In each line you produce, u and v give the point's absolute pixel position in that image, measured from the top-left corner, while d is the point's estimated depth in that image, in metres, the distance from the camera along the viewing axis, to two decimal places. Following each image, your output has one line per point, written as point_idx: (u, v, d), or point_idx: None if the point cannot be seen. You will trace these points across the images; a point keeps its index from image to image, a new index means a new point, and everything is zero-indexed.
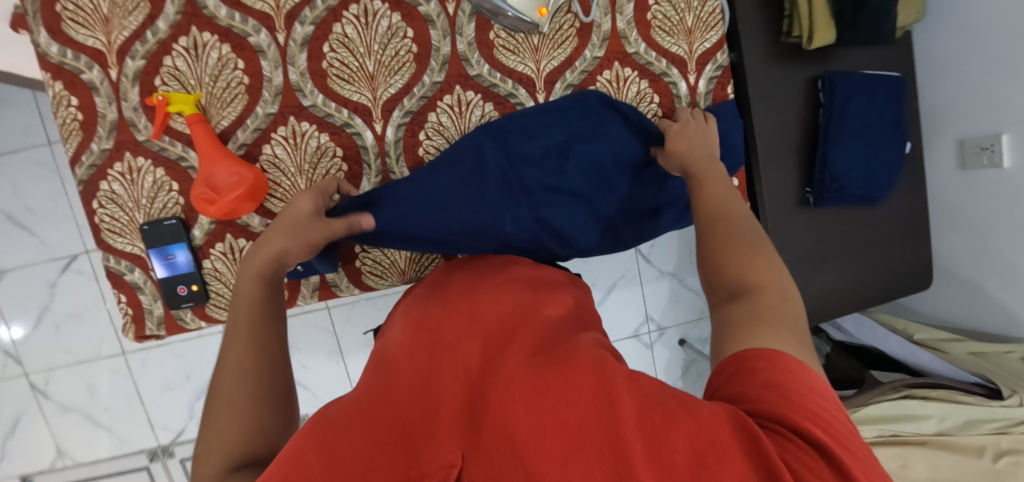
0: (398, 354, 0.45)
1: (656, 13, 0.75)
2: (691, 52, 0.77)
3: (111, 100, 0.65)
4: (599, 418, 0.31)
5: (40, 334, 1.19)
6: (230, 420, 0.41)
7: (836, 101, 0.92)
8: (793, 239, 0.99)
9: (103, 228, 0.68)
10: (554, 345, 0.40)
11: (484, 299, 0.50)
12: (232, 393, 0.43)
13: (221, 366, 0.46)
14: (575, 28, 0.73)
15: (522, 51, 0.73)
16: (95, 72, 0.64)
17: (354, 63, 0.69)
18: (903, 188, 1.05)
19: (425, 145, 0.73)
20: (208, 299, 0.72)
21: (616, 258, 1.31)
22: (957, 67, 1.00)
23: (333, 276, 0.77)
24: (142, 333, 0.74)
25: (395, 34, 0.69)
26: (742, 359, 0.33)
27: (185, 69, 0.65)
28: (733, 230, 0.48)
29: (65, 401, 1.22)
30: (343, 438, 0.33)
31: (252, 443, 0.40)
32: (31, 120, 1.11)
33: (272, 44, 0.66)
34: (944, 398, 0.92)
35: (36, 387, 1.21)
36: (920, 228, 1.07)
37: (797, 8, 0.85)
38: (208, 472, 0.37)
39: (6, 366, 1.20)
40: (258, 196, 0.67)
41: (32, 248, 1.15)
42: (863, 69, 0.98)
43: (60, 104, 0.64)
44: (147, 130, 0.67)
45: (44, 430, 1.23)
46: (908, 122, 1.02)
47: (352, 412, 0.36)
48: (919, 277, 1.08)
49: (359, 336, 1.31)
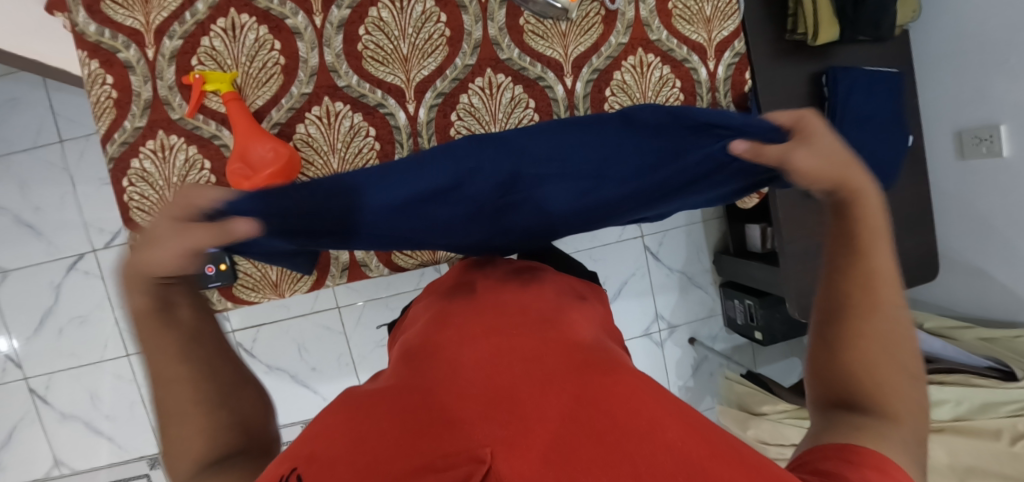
0: (414, 339, 0.37)
1: (676, 4, 0.76)
2: (710, 40, 0.78)
3: (147, 78, 0.65)
4: (639, 435, 0.24)
5: (41, 339, 1.16)
6: (199, 428, 0.32)
7: (840, 99, 0.91)
8: (806, 229, 0.97)
9: (133, 206, 0.65)
10: (590, 348, 0.33)
11: (507, 288, 0.42)
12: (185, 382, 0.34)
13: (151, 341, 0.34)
14: (602, 16, 0.74)
15: (551, 36, 0.74)
16: (132, 51, 0.64)
17: (389, 45, 0.69)
18: (909, 179, 1.05)
19: (456, 126, 0.73)
20: (236, 279, 0.75)
21: (628, 255, 1.31)
22: (953, 60, 1.01)
23: (363, 256, 0.80)
24: None
25: (429, 19, 0.70)
26: (829, 447, 0.30)
27: (222, 49, 0.65)
28: (891, 339, 0.36)
29: (65, 407, 1.19)
30: (364, 421, 0.26)
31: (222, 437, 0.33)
32: (42, 119, 1.10)
33: (308, 26, 0.67)
34: (959, 382, 0.95)
35: (36, 393, 1.18)
36: (925, 217, 1.07)
37: (800, 7, 0.87)
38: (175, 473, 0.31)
39: (6, 370, 1.17)
40: (290, 174, 0.65)
41: (38, 249, 1.13)
42: (864, 64, 0.99)
43: (94, 82, 0.63)
44: (181, 108, 0.66)
45: (42, 439, 1.20)
46: (910, 115, 1.03)
47: (367, 394, 0.30)
48: (928, 265, 1.09)
49: (369, 338, 1.30)
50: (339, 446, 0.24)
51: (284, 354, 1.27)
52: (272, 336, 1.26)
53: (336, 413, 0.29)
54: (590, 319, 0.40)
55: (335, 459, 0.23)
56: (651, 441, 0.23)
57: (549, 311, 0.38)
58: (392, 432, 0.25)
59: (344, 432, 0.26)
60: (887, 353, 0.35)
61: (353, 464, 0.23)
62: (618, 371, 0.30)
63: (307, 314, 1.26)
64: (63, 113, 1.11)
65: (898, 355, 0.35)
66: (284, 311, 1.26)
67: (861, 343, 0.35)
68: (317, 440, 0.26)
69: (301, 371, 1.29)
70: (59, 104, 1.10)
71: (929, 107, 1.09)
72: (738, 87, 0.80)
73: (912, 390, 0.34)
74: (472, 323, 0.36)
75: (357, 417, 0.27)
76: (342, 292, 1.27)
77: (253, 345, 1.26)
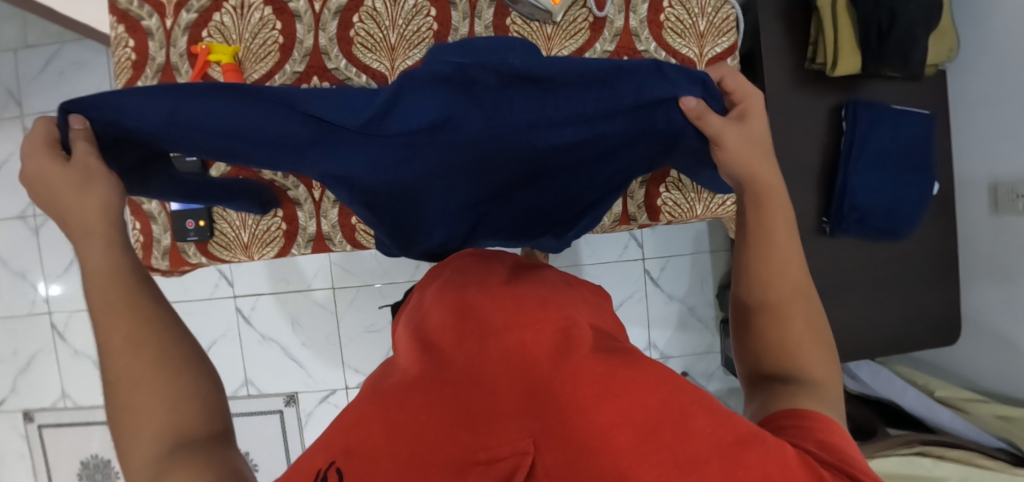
0: (436, 325, 0.39)
1: (670, 16, 0.80)
2: (701, 54, 0.81)
3: (162, 45, 0.77)
4: (669, 423, 0.26)
5: (70, 277, 1.34)
6: (158, 416, 0.32)
7: (859, 132, 0.90)
8: (814, 266, 0.98)
9: None
10: (613, 344, 0.34)
11: (525, 281, 0.44)
12: (136, 371, 0.34)
13: (100, 322, 0.35)
14: (590, 22, 0.79)
15: (536, 38, 0.80)
16: (153, 20, 0.77)
17: (379, 34, 0.78)
18: (930, 227, 1.01)
19: None
20: (210, 237, 0.81)
21: (626, 276, 1.32)
22: (991, 103, 0.98)
23: (328, 230, 0.83)
24: (148, 261, 0.84)
25: (419, 12, 0.78)
26: (780, 416, 0.34)
27: (230, 25, 0.77)
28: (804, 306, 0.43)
29: (77, 345, 1.35)
30: (405, 410, 0.29)
31: (182, 429, 0.32)
32: (103, 81, 1.28)
33: (308, 10, 0.77)
34: (962, 459, 0.92)
35: (56, 327, 1.36)
36: (948, 271, 1.02)
37: (822, 35, 0.85)
38: (143, 468, 0.31)
39: (36, 303, 1.35)
40: None
41: None
42: (892, 101, 0.94)
43: (119, 44, 0.77)
44: (187, 75, 0.78)
45: (54, 370, 1.37)
46: (940, 161, 1.00)
47: (398, 382, 0.32)
48: (947, 329, 1.04)
49: (359, 321, 1.31)
50: (379, 436, 0.27)
51: (279, 326, 1.31)
52: (270, 307, 1.31)
53: (372, 401, 0.31)
54: (600, 316, 0.42)
55: (378, 449, 0.26)
56: (681, 430, 0.25)
57: (567, 309, 0.38)
58: (429, 425, 0.27)
59: (382, 420, 0.28)
60: (807, 337, 0.41)
61: (400, 459, 0.26)
62: (637, 358, 0.31)
63: (307, 291, 1.30)
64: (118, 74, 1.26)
65: (813, 335, 0.41)
66: (285, 285, 1.30)
67: (779, 327, 0.42)
68: (355, 427, 0.29)
69: (291, 345, 1.32)
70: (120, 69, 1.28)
71: (962, 158, 1.05)
72: None
73: (825, 362, 0.40)
74: (486, 315, 0.37)
75: (392, 405, 0.29)
76: (338, 274, 1.29)
77: (251, 312, 1.31)
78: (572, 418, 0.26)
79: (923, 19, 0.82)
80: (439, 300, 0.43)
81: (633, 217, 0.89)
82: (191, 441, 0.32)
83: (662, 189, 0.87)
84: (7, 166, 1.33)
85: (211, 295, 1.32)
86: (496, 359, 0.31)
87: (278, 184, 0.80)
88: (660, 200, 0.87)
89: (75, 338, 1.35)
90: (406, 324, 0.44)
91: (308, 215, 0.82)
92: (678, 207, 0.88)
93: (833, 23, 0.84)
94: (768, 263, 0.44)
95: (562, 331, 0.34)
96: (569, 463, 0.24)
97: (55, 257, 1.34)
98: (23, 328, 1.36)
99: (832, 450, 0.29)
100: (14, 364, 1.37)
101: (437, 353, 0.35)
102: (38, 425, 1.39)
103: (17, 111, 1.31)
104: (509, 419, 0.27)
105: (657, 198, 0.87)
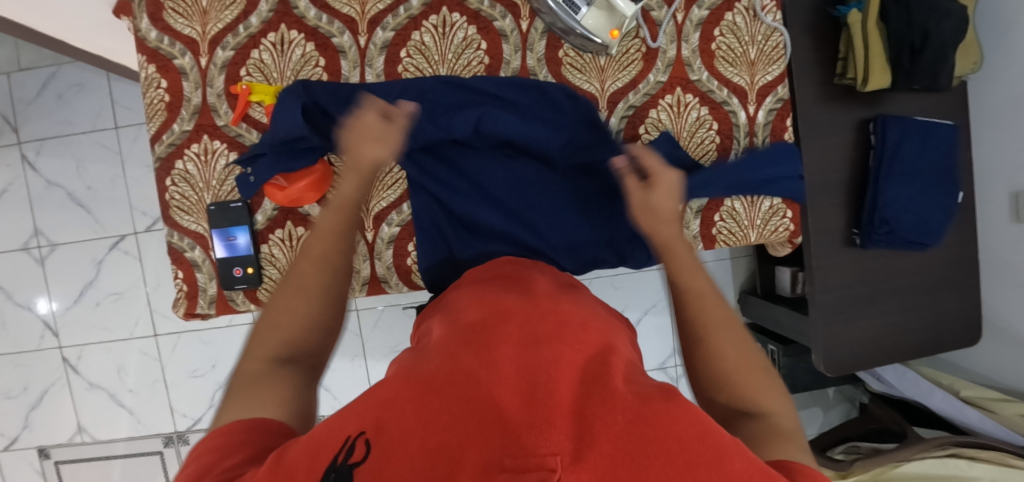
0: (473, 327, 0.41)
1: (721, 44, 0.73)
2: (752, 83, 0.74)
3: (198, 85, 0.70)
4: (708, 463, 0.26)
5: (81, 308, 1.34)
6: (299, 318, 0.45)
7: (888, 148, 0.90)
8: (838, 279, 0.97)
9: (173, 205, 0.70)
10: (644, 381, 0.36)
11: (565, 306, 0.46)
12: (310, 279, 0.48)
13: (304, 250, 0.51)
14: (642, 52, 0.72)
15: (589, 70, 0.72)
16: (186, 58, 0.69)
17: (428, 70, 0.71)
18: (954, 235, 1.00)
19: (404, 63, 0.71)
20: (261, 283, 0.71)
21: (649, 286, 1.31)
22: (1009, 111, 0.96)
23: (383, 271, 0.73)
24: (191, 311, 0.72)
25: (469, 46, 0.71)
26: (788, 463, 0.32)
27: (270, 62, 0.70)
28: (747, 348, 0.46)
29: (92, 378, 1.36)
30: (438, 398, 0.31)
31: (308, 331, 0.45)
32: (103, 106, 1.30)
33: (353, 46, 0.70)
34: (993, 459, 0.91)
35: (68, 361, 1.36)
36: (973, 279, 1.01)
37: (853, 52, 0.85)
38: (266, 349, 0.42)
39: (45, 337, 1.35)
40: (323, 187, 0.68)
41: (88, 225, 1.32)
42: (915, 114, 0.94)
43: (150, 85, 0.69)
44: (226, 116, 0.70)
45: (69, 405, 1.37)
46: (963, 171, 0.98)
47: (431, 370, 0.34)
48: (973, 328, 1.03)
49: (384, 342, 1.30)
50: (409, 419, 0.29)
51: None
52: None
53: (406, 383, 0.33)
54: (629, 346, 0.46)
55: (404, 432, 0.28)
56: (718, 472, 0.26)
57: (602, 341, 0.40)
58: (459, 418, 0.28)
59: (415, 404, 0.31)
60: (763, 389, 0.42)
61: (426, 444, 0.27)
62: (677, 398, 0.33)
63: None
64: (120, 100, 1.30)
65: (767, 385, 0.43)
66: None
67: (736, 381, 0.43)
68: (390, 406, 0.31)
69: None
70: (118, 93, 1.30)
71: (980, 166, 1.04)
72: (778, 134, 0.75)
73: (784, 402, 0.42)
74: (520, 330, 0.39)
75: (427, 393, 0.31)
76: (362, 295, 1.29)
77: None
78: (606, 437, 0.26)
79: (953, 39, 0.82)
80: (476, 309, 0.45)
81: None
82: (296, 351, 0.44)
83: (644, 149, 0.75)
84: (7, 195, 1.32)
85: (231, 323, 1.32)
86: (537, 370, 0.32)
87: None
88: (714, 229, 0.76)
89: (89, 371, 1.35)
90: (440, 323, 0.47)
91: (361, 258, 0.72)
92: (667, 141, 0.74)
93: (864, 40, 0.84)
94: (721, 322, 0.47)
95: (596, 364, 0.35)
96: (595, 476, 0.23)
97: (65, 286, 1.34)
98: (33, 361, 1.36)
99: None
100: (24, 401, 1.37)
101: (473, 347, 0.37)
102: (54, 461, 1.39)
103: (15, 138, 1.31)
104: (543, 423, 0.26)
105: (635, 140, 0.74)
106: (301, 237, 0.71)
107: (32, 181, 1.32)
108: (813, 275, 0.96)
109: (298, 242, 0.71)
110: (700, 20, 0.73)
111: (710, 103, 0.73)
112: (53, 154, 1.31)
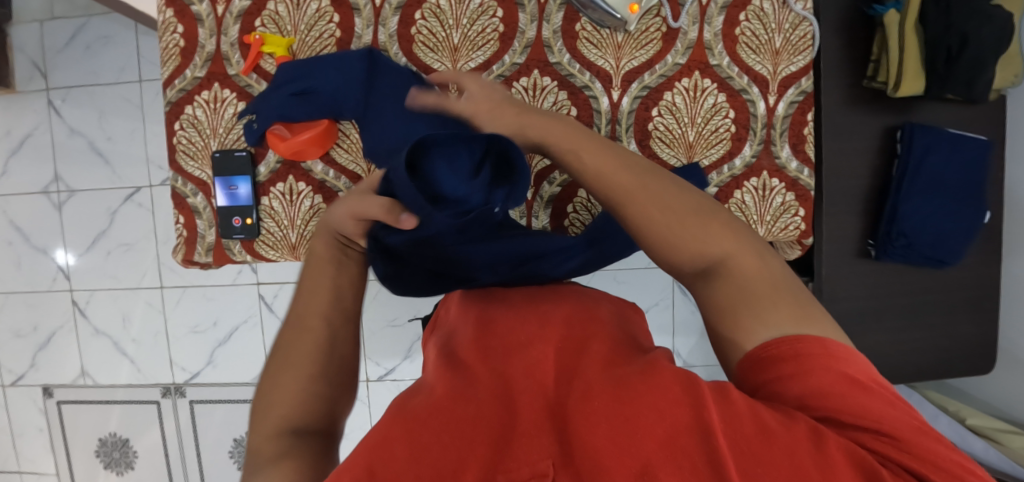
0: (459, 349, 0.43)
1: (745, 30, 0.71)
2: (775, 73, 0.71)
3: (213, 32, 0.70)
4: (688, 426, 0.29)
5: (92, 255, 1.37)
6: (293, 386, 0.45)
7: (914, 155, 0.85)
8: (848, 289, 0.93)
9: (179, 149, 0.71)
10: (628, 359, 0.38)
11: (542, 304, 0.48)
12: (305, 344, 0.49)
13: (293, 314, 0.52)
14: (661, 32, 0.70)
15: (605, 46, 0.71)
16: (204, 5, 0.70)
17: (442, 33, 0.70)
18: (976, 256, 0.95)
19: (419, 25, 0.70)
20: (258, 235, 0.71)
21: (653, 283, 1.28)
22: None
23: None
24: (190, 257, 0.73)
25: (485, 12, 0.70)
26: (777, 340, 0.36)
27: (285, 15, 0.69)
28: (680, 202, 0.45)
29: (98, 324, 1.39)
30: (427, 429, 0.32)
31: (305, 400, 0.45)
32: (129, 59, 1.32)
33: (369, 4, 0.70)
34: None
35: (77, 305, 1.39)
36: (991, 304, 0.97)
37: (886, 54, 0.82)
38: (265, 431, 0.42)
39: (57, 280, 1.39)
40: (325, 142, 0.68)
41: (105, 176, 1.35)
42: (945, 125, 0.90)
43: (167, 29, 0.70)
44: (238, 65, 0.70)
45: (75, 347, 1.40)
46: (993, 189, 0.94)
47: (419, 402, 0.36)
48: (986, 355, 0.99)
49: (382, 315, 1.27)
50: (401, 461, 0.30)
51: None
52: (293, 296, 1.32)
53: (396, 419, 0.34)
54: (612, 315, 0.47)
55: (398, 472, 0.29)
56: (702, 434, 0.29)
57: (582, 331, 0.42)
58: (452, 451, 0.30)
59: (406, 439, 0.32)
60: (715, 234, 0.42)
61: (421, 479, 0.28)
62: (660, 366, 0.35)
63: None
64: (145, 54, 1.32)
65: (713, 227, 0.43)
66: None
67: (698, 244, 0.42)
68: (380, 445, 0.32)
69: None
70: (143, 46, 1.31)
71: (1010, 187, 1.00)
72: (797, 128, 0.72)
73: (725, 231, 0.43)
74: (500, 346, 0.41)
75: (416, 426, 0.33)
76: None
77: (274, 300, 1.32)
78: (590, 433, 0.30)
79: (992, 51, 0.78)
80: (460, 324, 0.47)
81: (620, 140, 0.72)
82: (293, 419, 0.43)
83: (568, 209, 0.78)
84: (32, 138, 1.36)
85: (235, 281, 1.33)
86: (519, 388, 0.36)
87: (329, 184, 0.71)
88: None
89: (96, 316, 1.39)
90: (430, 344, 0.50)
91: None
92: (678, 126, 0.72)
93: (899, 43, 0.80)
94: (650, 193, 0.46)
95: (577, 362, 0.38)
96: None
97: (78, 233, 1.37)
98: (45, 302, 1.40)
99: (825, 398, 0.32)
100: (33, 340, 1.42)
101: (460, 371, 0.39)
102: (57, 401, 1.43)
103: (43, 84, 1.35)
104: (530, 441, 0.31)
105: (646, 122, 0.72)
106: (301, 192, 0.71)
107: (56, 126, 1.35)
108: (822, 284, 0.93)
109: (298, 198, 0.71)
110: (725, 3, 0.70)
111: (727, 90, 0.71)
112: (77, 103, 1.34)
